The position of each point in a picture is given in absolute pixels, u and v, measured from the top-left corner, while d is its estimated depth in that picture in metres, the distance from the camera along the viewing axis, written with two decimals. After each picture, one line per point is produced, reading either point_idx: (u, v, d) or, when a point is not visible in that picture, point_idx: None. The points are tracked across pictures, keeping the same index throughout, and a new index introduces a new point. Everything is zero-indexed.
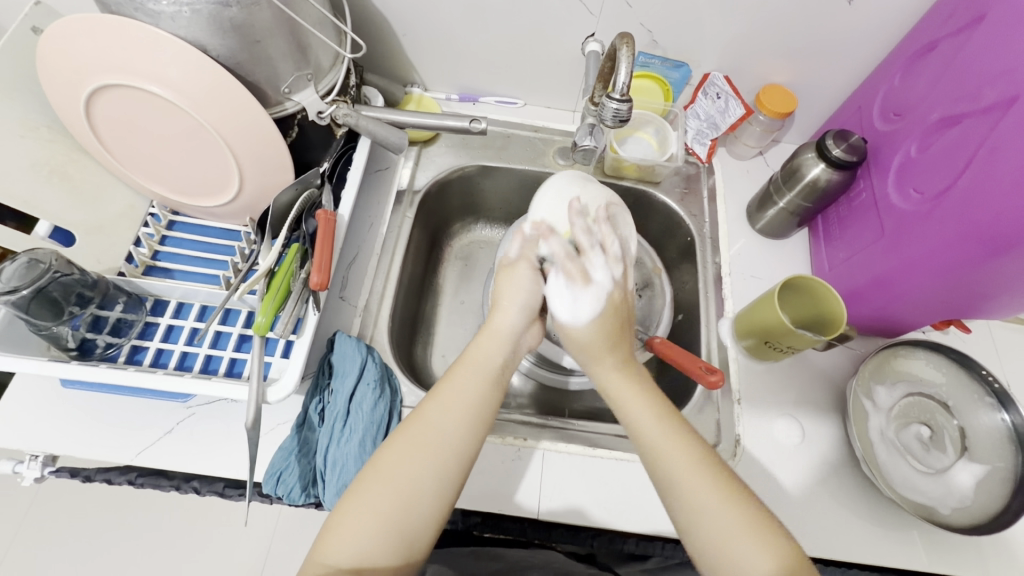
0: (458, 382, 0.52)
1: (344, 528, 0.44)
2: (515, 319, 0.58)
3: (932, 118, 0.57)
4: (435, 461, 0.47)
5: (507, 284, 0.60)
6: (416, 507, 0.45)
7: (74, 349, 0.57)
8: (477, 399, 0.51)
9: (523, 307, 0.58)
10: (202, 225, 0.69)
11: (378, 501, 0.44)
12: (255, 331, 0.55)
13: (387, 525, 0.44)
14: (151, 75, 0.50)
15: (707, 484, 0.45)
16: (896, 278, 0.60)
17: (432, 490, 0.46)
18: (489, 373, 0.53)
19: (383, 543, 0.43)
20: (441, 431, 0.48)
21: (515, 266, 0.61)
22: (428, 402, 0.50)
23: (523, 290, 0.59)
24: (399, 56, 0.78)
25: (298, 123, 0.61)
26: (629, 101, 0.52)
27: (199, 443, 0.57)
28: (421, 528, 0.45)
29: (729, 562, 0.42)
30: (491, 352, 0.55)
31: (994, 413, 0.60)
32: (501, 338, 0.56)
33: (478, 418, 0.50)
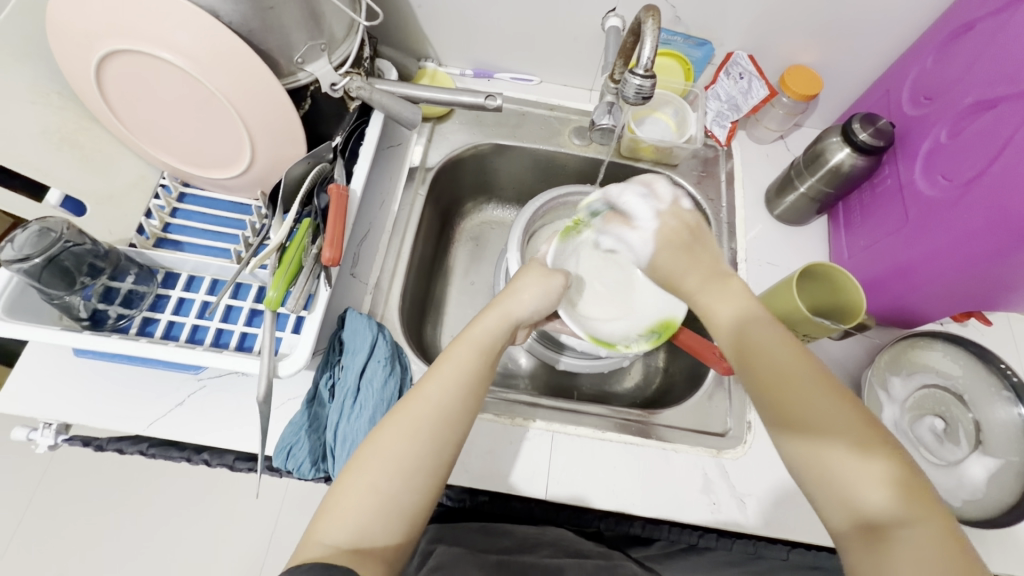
0: (456, 360, 0.51)
1: (341, 507, 0.43)
2: (526, 312, 0.58)
3: (966, 102, 0.54)
4: (432, 436, 0.46)
5: (523, 280, 0.60)
6: (415, 488, 0.45)
7: (86, 319, 0.57)
8: (473, 377, 0.50)
9: (533, 307, 0.59)
10: (211, 198, 0.69)
11: (381, 481, 0.44)
12: (266, 305, 0.54)
13: (388, 504, 0.43)
14: (163, 41, 0.49)
15: (826, 409, 0.41)
16: (918, 266, 0.59)
17: (429, 471, 0.46)
18: (487, 354, 0.53)
19: (384, 522, 0.43)
20: (439, 409, 0.48)
21: (552, 274, 0.61)
22: (427, 379, 0.49)
23: (540, 293, 0.59)
24: (413, 29, 0.76)
25: (311, 94, 0.59)
26: (653, 77, 0.50)
27: (210, 415, 0.57)
28: (418, 507, 0.45)
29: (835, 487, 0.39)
30: (491, 334, 0.54)
31: (1011, 406, 0.59)
32: (505, 318, 0.56)
33: (470, 394, 0.50)
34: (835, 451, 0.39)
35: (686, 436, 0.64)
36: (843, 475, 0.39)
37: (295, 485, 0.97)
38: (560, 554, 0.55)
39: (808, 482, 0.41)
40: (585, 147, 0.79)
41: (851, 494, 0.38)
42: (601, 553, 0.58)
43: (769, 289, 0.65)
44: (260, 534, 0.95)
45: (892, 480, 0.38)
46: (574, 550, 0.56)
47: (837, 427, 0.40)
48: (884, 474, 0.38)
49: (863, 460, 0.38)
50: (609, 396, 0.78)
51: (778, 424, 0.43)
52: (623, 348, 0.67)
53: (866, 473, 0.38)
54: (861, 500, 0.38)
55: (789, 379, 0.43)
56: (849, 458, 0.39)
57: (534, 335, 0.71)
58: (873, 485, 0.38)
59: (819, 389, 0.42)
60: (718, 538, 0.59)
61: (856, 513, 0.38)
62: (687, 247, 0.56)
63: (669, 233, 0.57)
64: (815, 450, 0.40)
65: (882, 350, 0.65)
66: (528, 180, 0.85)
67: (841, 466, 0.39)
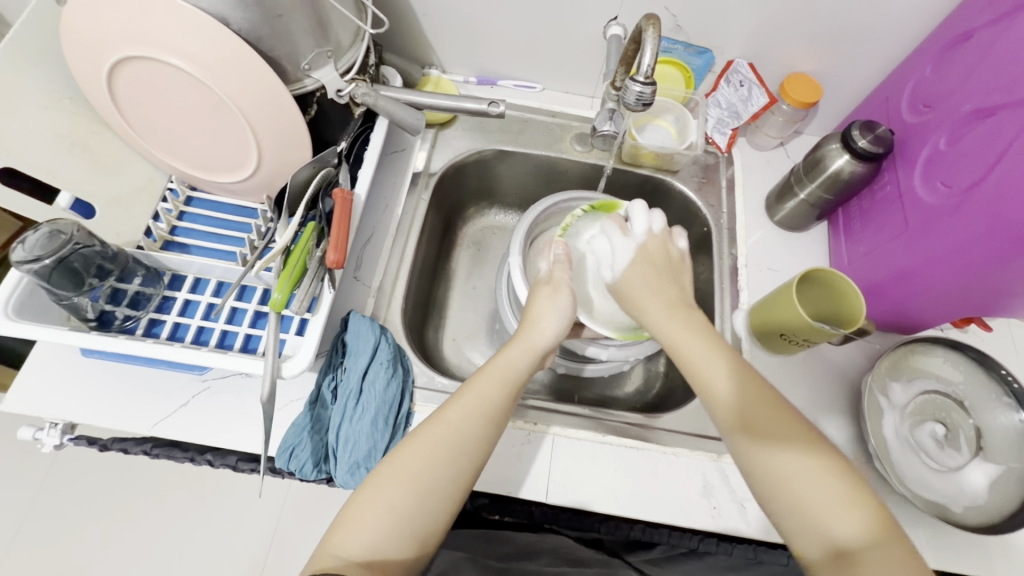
0: (481, 389, 0.52)
1: (356, 520, 0.44)
2: (550, 339, 0.57)
3: (965, 110, 0.55)
4: (450, 461, 0.47)
5: (542, 304, 0.59)
6: (430, 507, 0.45)
7: (94, 320, 0.58)
8: (495, 405, 0.51)
9: (558, 328, 0.58)
10: (217, 202, 0.70)
11: (396, 496, 0.45)
12: (270, 307, 0.55)
13: (403, 520, 0.44)
14: (173, 48, 0.51)
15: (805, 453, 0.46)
16: (918, 273, 0.59)
17: (444, 491, 0.46)
18: (512, 387, 0.53)
19: (397, 537, 0.44)
20: (461, 434, 0.48)
21: (552, 287, 0.60)
22: (450, 405, 0.50)
23: (557, 309, 0.58)
24: (418, 37, 0.78)
25: (316, 101, 0.60)
26: (653, 84, 0.51)
27: (214, 415, 0.58)
28: (431, 527, 0.45)
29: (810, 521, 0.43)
30: (516, 366, 0.55)
31: (1011, 413, 0.59)
32: (529, 350, 0.56)
33: (491, 424, 0.50)
34: (811, 487, 0.44)
35: (686, 440, 0.64)
36: (819, 510, 0.43)
37: (297, 487, 0.97)
38: (561, 560, 0.58)
39: (787, 523, 0.45)
40: (587, 153, 0.80)
41: (823, 526, 0.43)
42: (602, 560, 0.60)
43: (769, 295, 0.65)
44: (260, 536, 0.95)
45: (861, 511, 0.43)
46: (574, 556, 0.59)
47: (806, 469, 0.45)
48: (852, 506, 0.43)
49: (834, 499, 0.43)
50: (610, 401, 0.78)
51: (757, 472, 0.47)
52: (621, 352, 0.65)
53: (839, 507, 0.43)
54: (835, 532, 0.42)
55: (765, 425, 0.47)
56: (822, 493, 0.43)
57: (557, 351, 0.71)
58: (843, 519, 0.42)
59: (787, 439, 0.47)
60: (718, 543, 0.61)
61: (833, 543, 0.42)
62: (658, 280, 0.59)
63: (643, 267, 0.60)
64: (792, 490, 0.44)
65: (881, 356, 0.65)
66: (530, 186, 0.86)
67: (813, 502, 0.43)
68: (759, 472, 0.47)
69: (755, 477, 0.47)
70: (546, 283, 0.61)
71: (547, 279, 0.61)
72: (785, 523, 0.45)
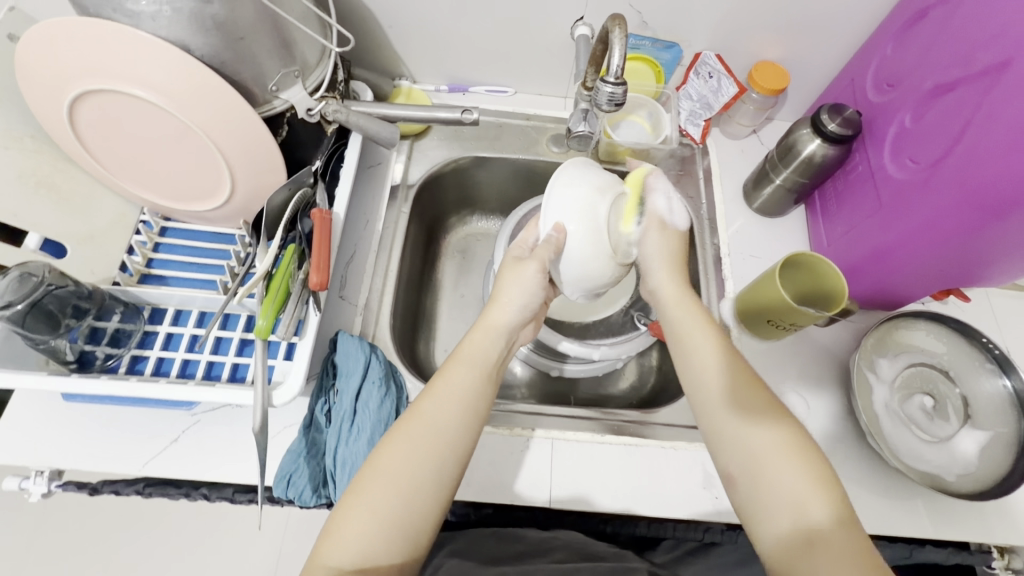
0: (453, 378, 0.51)
1: (344, 529, 0.44)
2: (515, 317, 0.57)
3: (926, 87, 0.56)
4: (430, 458, 0.47)
5: (517, 277, 0.56)
6: (418, 504, 0.45)
7: (75, 362, 0.56)
8: (471, 392, 0.51)
9: (521, 309, 0.56)
10: (193, 231, 0.68)
11: (380, 502, 0.44)
12: (256, 335, 0.54)
13: (392, 521, 0.44)
14: (136, 79, 0.50)
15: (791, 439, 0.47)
16: (895, 248, 0.60)
17: (431, 487, 0.46)
18: (483, 368, 0.53)
19: (388, 539, 0.44)
20: (438, 427, 0.48)
21: (524, 264, 0.56)
22: (424, 398, 0.50)
23: (525, 290, 0.56)
24: (386, 49, 0.77)
25: (287, 121, 0.59)
26: (624, 83, 0.50)
27: (206, 448, 0.57)
28: (422, 525, 0.45)
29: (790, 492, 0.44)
30: (489, 351, 0.54)
31: (996, 379, 0.61)
32: (496, 333, 0.55)
33: (473, 412, 0.50)
34: (789, 474, 0.45)
35: (683, 432, 0.65)
36: (795, 486, 0.44)
37: (298, 513, 0.95)
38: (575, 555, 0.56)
39: (762, 492, 0.45)
40: (563, 154, 0.80)
41: (801, 500, 0.43)
42: (616, 554, 0.58)
43: (755, 282, 0.65)
44: (265, 566, 0.93)
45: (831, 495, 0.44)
46: (589, 551, 0.57)
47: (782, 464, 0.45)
48: (820, 486, 0.44)
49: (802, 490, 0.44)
50: (606, 398, 0.79)
51: (733, 449, 0.48)
52: (614, 350, 0.66)
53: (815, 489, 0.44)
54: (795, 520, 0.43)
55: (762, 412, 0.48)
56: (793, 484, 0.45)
57: (531, 346, 0.71)
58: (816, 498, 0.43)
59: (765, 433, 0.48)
60: (723, 531, 0.61)
61: (796, 512, 0.43)
62: (677, 263, 0.61)
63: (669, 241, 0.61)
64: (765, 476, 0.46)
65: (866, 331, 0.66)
66: (510, 190, 0.86)
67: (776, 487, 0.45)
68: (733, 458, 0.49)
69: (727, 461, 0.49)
70: (521, 259, 0.57)
71: (515, 255, 0.58)
72: (764, 494, 0.45)
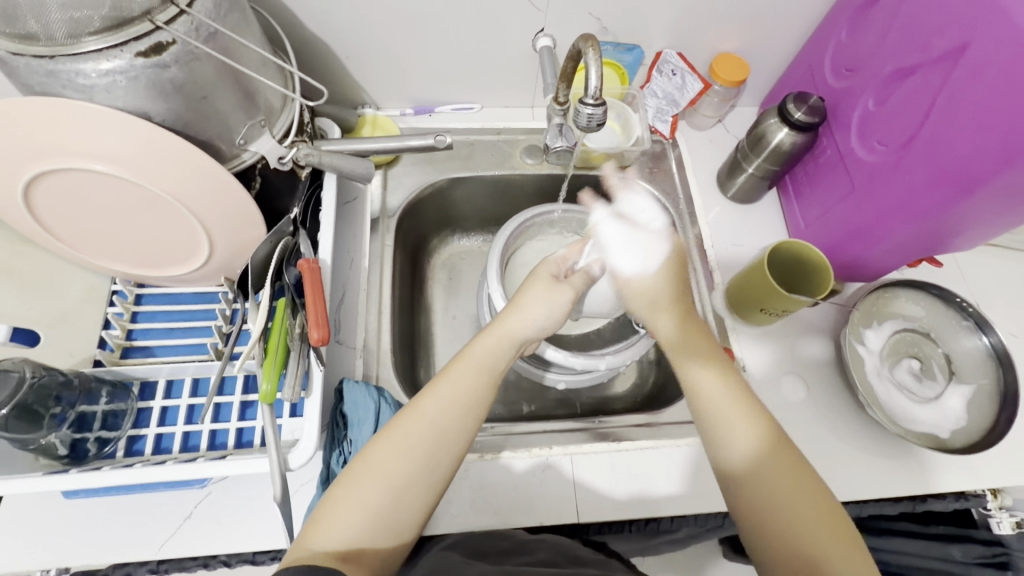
0: (456, 379, 0.52)
1: (331, 520, 0.44)
2: (529, 331, 0.57)
3: (886, 71, 0.59)
4: (427, 456, 0.48)
5: (552, 296, 0.58)
6: (410, 498, 0.46)
7: (67, 455, 0.53)
8: (475, 396, 0.52)
9: (539, 326, 0.57)
10: (170, 294, 0.64)
11: (371, 494, 0.45)
12: (261, 400, 0.52)
13: (380, 510, 0.45)
14: (98, 153, 0.47)
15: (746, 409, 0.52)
16: (873, 227, 0.63)
17: (424, 485, 0.47)
18: (489, 373, 0.54)
19: (374, 526, 0.44)
20: (437, 426, 0.49)
21: (561, 288, 0.58)
22: (425, 397, 0.51)
23: (553, 305, 0.57)
24: (346, 79, 0.75)
25: (258, 173, 0.57)
26: (603, 104, 0.51)
27: (222, 522, 0.55)
28: (408, 521, 0.46)
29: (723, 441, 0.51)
30: (493, 354, 0.55)
31: (974, 337, 0.65)
32: (505, 339, 0.56)
33: (471, 415, 0.51)
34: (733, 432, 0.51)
35: (693, 427, 0.67)
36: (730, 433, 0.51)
37: None
38: (561, 558, 0.52)
39: (711, 443, 0.52)
40: (538, 165, 0.80)
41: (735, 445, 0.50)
42: (600, 560, 0.54)
43: (744, 272, 0.67)
44: None
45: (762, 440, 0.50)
46: (573, 555, 0.53)
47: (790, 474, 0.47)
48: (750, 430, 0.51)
49: (793, 480, 0.47)
50: (611, 400, 0.80)
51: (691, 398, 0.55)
52: (619, 357, 0.66)
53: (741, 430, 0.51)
54: (788, 530, 0.45)
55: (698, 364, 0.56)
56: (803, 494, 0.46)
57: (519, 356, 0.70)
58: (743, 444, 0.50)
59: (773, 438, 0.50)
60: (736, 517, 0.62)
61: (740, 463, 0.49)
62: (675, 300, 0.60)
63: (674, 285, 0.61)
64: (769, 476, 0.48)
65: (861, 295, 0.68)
66: (488, 206, 0.85)
67: (779, 493, 0.47)
68: (730, 444, 0.50)
69: (710, 433, 0.52)
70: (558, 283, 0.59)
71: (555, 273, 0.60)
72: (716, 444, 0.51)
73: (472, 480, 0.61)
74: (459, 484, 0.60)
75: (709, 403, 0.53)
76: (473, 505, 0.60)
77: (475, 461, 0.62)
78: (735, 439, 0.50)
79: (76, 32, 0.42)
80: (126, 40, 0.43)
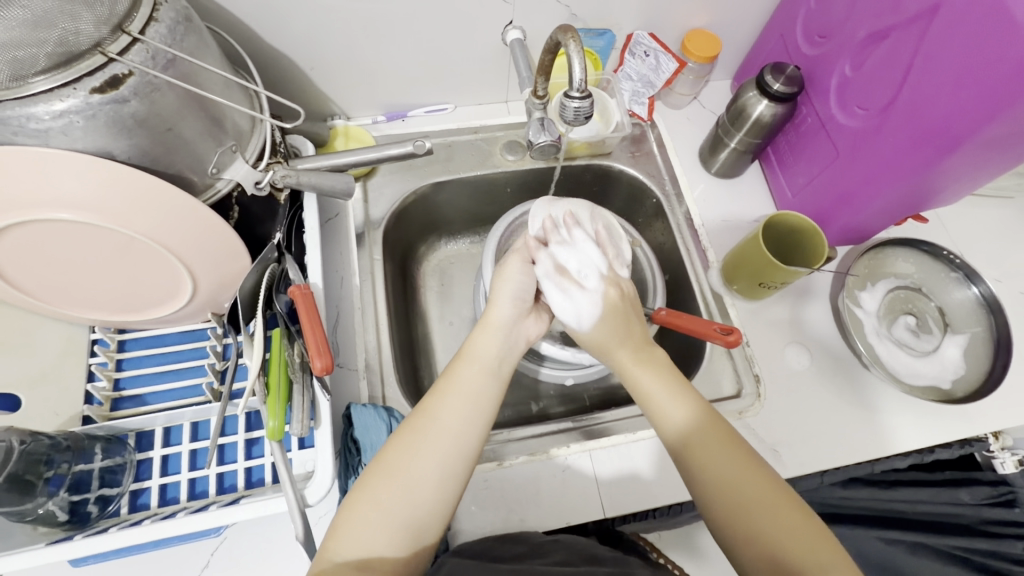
0: (459, 379, 0.51)
1: (349, 525, 0.45)
2: (509, 311, 0.56)
3: (860, 36, 0.59)
4: (436, 455, 0.47)
5: (502, 274, 0.58)
6: (422, 500, 0.46)
7: (68, 520, 0.50)
8: (482, 392, 0.51)
9: (517, 299, 0.57)
10: (155, 335, 0.61)
11: (383, 495, 0.45)
12: (269, 438, 0.50)
13: (392, 517, 0.45)
14: (64, 202, 0.44)
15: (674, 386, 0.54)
16: (859, 191, 0.63)
17: (438, 485, 0.47)
18: (490, 366, 0.53)
19: (389, 533, 0.44)
20: (445, 425, 0.49)
21: (506, 263, 0.59)
22: (430, 397, 0.51)
23: (514, 282, 0.57)
24: (313, 92, 0.72)
25: (236, 202, 0.55)
26: (589, 96, 0.49)
27: (243, 565, 0.53)
28: (426, 522, 0.46)
29: (658, 413, 0.53)
30: (493, 347, 0.54)
31: (965, 288, 0.67)
32: (497, 331, 0.55)
33: (480, 410, 0.50)
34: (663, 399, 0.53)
35: None
36: (664, 410, 0.53)
37: None
38: (577, 558, 0.52)
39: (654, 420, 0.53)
40: (520, 161, 0.79)
41: (670, 424, 0.52)
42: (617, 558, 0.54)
43: (739, 248, 0.67)
44: None
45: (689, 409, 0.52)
46: (590, 554, 0.53)
47: (748, 470, 0.48)
48: (682, 406, 0.52)
49: (740, 469, 0.49)
50: (618, 389, 0.80)
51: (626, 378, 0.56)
52: None
53: (675, 408, 0.52)
54: (765, 527, 0.46)
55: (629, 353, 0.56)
56: (754, 486, 0.48)
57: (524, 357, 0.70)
58: (676, 416, 0.52)
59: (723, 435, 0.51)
60: None
61: (678, 441, 0.51)
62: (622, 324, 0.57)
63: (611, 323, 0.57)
64: (713, 463, 0.49)
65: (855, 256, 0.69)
66: (473, 208, 0.83)
67: (731, 490, 0.48)
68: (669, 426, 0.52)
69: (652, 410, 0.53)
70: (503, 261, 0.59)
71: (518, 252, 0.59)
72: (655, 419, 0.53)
73: (493, 490, 0.60)
74: (481, 496, 0.59)
75: (641, 382, 0.54)
76: (499, 515, 0.59)
77: (494, 469, 0.61)
78: (675, 418, 0.52)
79: (22, 73, 0.39)
80: (78, 76, 0.40)
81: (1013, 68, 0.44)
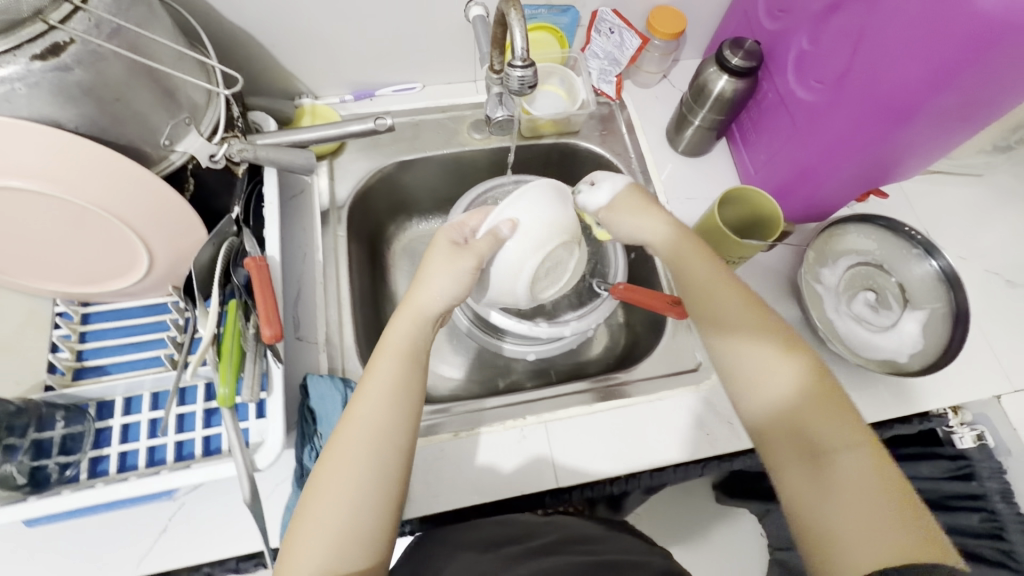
0: (379, 373, 0.50)
1: (302, 545, 0.43)
2: (442, 299, 0.55)
3: (817, 8, 0.59)
4: (378, 456, 0.46)
5: (435, 264, 0.56)
6: (366, 515, 0.45)
7: (26, 484, 0.51)
8: (407, 380, 0.51)
9: (449, 293, 0.55)
10: (118, 309, 0.62)
11: (332, 510, 0.44)
12: (220, 405, 0.51)
13: (337, 535, 0.44)
14: (10, 169, 0.45)
15: (773, 337, 0.50)
16: (818, 166, 0.63)
17: (380, 486, 0.46)
18: (414, 355, 0.52)
19: (339, 547, 0.43)
20: (376, 422, 0.48)
21: (461, 252, 0.56)
22: (353, 400, 0.49)
23: (461, 276, 0.55)
24: (277, 69, 0.72)
25: (191, 173, 0.56)
26: (532, 65, 0.50)
27: (200, 529, 0.54)
28: (377, 526, 0.45)
29: (747, 374, 0.50)
30: (416, 338, 0.54)
31: (924, 262, 0.67)
32: (421, 318, 0.54)
33: (407, 398, 0.50)
34: (755, 358, 0.50)
35: (667, 382, 0.67)
36: (756, 367, 0.50)
37: None
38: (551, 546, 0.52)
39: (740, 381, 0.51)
40: (486, 140, 0.79)
41: (764, 380, 0.49)
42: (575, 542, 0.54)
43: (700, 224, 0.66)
44: None
45: (789, 365, 0.49)
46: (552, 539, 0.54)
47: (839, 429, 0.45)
48: (780, 362, 0.49)
49: (830, 422, 0.45)
50: (585, 365, 0.80)
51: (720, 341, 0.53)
52: (584, 322, 0.66)
53: (771, 364, 0.49)
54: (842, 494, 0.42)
55: (720, 303, 0.54)
56: (844, 452, 0.44)
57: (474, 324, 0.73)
58: (774, 373, 0.49)
59: (848, 412, 0.46)
60: (719, 464, 0.63)
61: (769, 399, 0.48)
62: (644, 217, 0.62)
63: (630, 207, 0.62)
64: (806, 417, 0.46)
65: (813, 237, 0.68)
66: (443, 188, 0.84)
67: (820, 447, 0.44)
68: (761, 383, 0.49)
69: (742, 372, 0.51)
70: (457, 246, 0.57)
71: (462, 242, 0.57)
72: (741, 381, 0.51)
73: (449, 461, 0.60)
74: (437, 467, 0.59)
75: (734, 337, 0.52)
76: (455, 485, 0.59)
77: (451, 440, 0.61)
78: (769, 377, 0.49)
79: None
80: (19, 43, 0.40)
81: (965, 36, 0.44)
